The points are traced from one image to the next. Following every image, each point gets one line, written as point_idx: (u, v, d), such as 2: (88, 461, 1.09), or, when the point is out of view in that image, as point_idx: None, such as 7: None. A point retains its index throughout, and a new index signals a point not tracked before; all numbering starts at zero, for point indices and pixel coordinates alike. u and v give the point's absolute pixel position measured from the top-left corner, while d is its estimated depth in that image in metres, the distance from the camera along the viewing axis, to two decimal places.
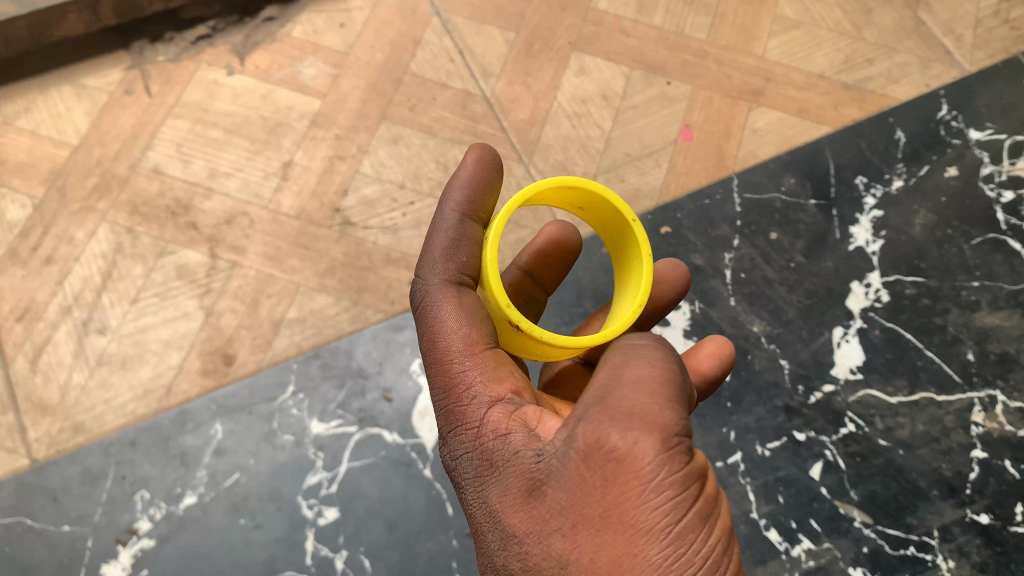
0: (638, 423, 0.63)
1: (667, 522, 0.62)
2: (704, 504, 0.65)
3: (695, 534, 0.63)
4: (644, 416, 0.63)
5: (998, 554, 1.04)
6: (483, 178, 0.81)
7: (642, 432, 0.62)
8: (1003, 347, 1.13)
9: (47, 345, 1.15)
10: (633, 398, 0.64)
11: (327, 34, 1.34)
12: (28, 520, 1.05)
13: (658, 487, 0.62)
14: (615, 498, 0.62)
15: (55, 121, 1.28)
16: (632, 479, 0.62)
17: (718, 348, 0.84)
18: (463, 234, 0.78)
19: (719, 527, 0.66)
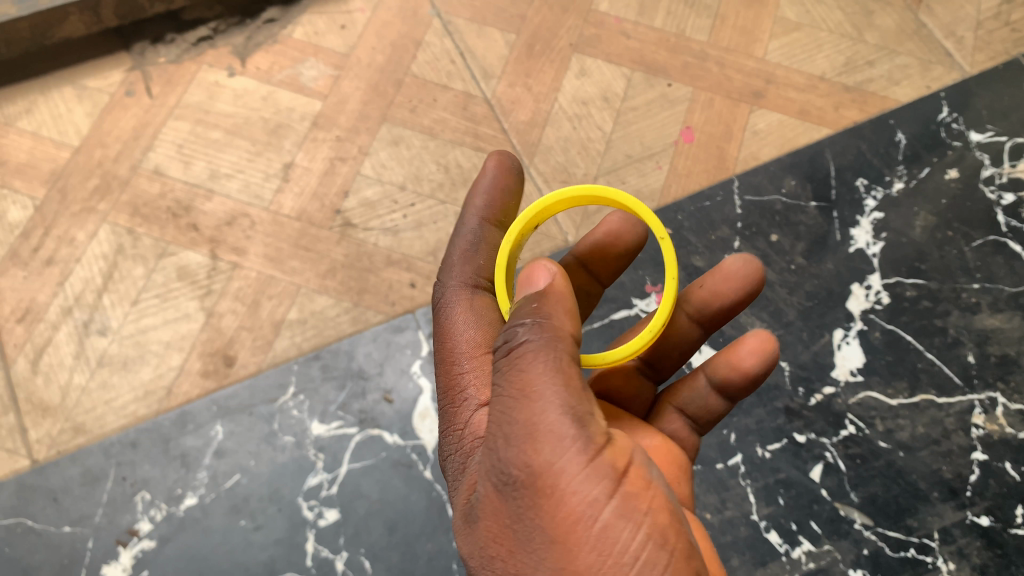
0: (537, 432, 0.62)
1: (589, 525, 0.61)
2: (632, 492, 0.62)
3: (623, 528, 0.61)
4: (541, 419, 0.62)
5: (998, 556, 1.04)
6: (503, 183, 0.86)
7: (544, 443, 0.61)
8: (1003, 349, 1.14)
9: (48, 346, 1.15)
10: (530, 395, 0.63)
11: (328, 36, 1.34)
12: (28, 521, 1.05)
13: (574, 492, 0.61)
14: (536, 513, 0.62)
15: (56, 122, 1.28)
16: (546, 490, 0.61)
17: (761, 343, 0.84)
18: (480, 239, 0.84)
19: (660, 512, 0.62)
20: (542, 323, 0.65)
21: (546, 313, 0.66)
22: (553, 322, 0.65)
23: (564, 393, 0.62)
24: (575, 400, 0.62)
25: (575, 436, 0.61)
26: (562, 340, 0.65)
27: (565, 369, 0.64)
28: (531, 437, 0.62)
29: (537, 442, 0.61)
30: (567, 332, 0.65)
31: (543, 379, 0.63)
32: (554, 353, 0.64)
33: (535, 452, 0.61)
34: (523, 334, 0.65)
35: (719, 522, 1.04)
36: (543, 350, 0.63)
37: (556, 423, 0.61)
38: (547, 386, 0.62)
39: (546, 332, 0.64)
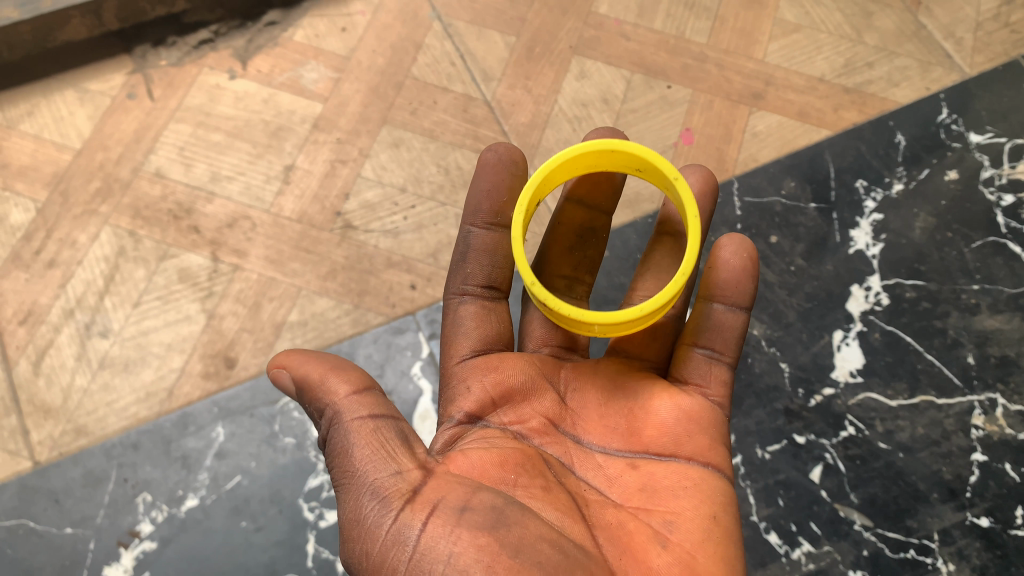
0: (351, 519, 0.71)
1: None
2: (431, 545, 0.66)
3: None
4: (351, 504, 0.71)
5: (998, 557, 1.04)
6: (494, 185, 0.89)
7: (353, 529, 0.70)
8: (1003, 350, 1.14)
9: (50, 348, 1.15)
10: (346, 482, 0.73)
11: (329, 39, 1.34)
12: (30, 523, 1.05)
13: (384, 561, 0.68)
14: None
15: (58, 125, 1.29)
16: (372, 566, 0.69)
17: (735, 238, 0.90)
18: (467, 244, 0.89)
19: (464, 550, 0.65)
20: (328, 411, 0.75)
21: (308, 393, 0.77)
22: (326, 405, 0.75)
23: (364, 470, 0.71)
24: (369, 473, 0.71)
25: (373, 512, 0.69)
26: (342, 414, 0.74)
27: (360, 442, 0.72)
28: (348, 524, 0.71)
29: (352, 527, 0.71)
30: (343, 403, 0.74)
31: (350, 463, 0.72)
32: (346, 435, 0.73)
33: (352, 539, 0.70)
34: (327, 428, 0.76)
35: None
36: (341, 437, 0.73)
37: (359, 500, 0.71)
38: (353, 468, 0.72)
39: (332, 417, 0.75)
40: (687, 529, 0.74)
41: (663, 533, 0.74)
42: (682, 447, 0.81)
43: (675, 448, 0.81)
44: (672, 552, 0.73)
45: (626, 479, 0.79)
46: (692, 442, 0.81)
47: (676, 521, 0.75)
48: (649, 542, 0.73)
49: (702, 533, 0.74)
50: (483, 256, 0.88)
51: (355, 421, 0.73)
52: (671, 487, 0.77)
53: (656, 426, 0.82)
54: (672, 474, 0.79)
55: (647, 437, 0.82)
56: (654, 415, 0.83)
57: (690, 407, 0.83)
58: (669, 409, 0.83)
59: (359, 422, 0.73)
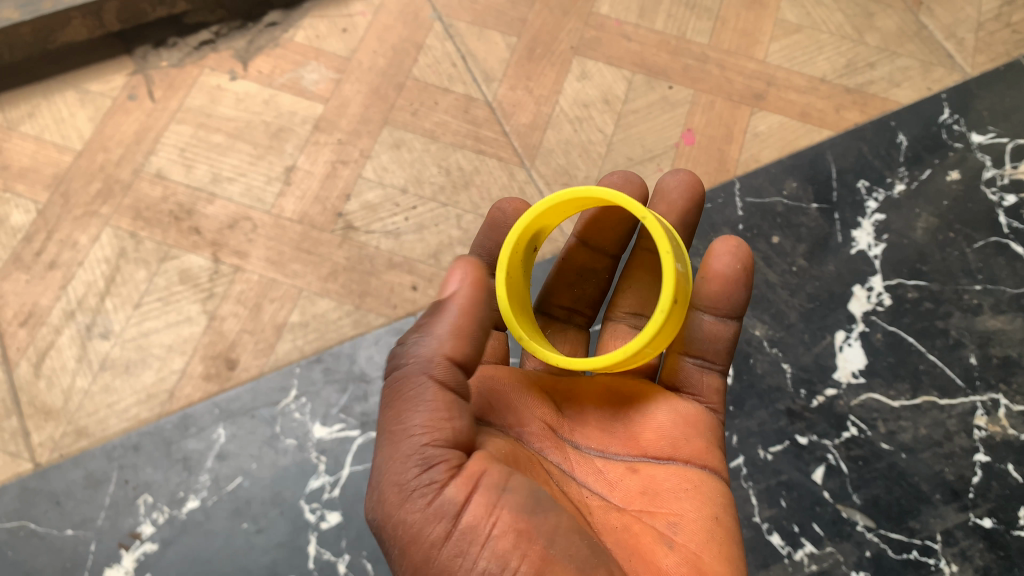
0: (392, 474, 0.68)
1: (432, 564, 0.66)
2: (470, 526, 0.65)
3: (463, 564, 0.65)
4: (398, 457, 0.68)
5: (1001, 558, 1.03)
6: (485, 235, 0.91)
7: (394, 488, 0.67)
8: (1005, 351, 1.13)
9: (51, 350, 1.15)
10: (395, 435, 0.69)
11: (330, 40, 1.34)
12: (31, 525, 1.05)
13: (420, 529, 0.66)
14: (396, 555, 0.68)
15: (58, 126, 1.28)
16: (402, 532, 0.67)
17: (729, 247, 0.89)
18: None
19: (502, 537, 0.65)
20: (421, 357, 0.71)
21: (420, 329, 0.73)
22: (426, 350, 0.71)
23: (422, 430, 0.68)
24: (427, 438, 0.68)
25: (419, 478, 0.67)
26: (430, 368, 0.71)
27: (428, 403, 0.69)
28: (386, 479, 0.69)
29: (390, 483, 0.68)
30: (438, 360, 0.71)
31: (409, 419, 0.69)
32: (421, 391, 0.69)
33: (388, 495, 0.68)
34: (402, 368, 0.72)
35: None
36: (414, 389, 0.70)
37: (405, 460, 0.68)
38: (410, 425, 0.69)
39: (419, 360, 0.71)
40: (691, 530, 0.74)
41: (668, 536, 0.74)
42: (679, 450, 0.81)
43: (674, 451, 0.81)
44: (678, 553, 0.73)
45: (628, 482, 0.78)
46: (689, 446, 0.81)
47: (679, 524, 0.75)
48: (656, 544, 0.73)
49: (707, 534, 0.74)
50: None
51: (433, 382, 0.70)
52: (673, 490, 0.77)
53: (654, 431, 0.82)
54: (673, 477, 0.78)
55: (646, 441, 0.82)
56: (651, 420, 0.83)
57: (685, 411, 0.84)
58: (665, 416, 0.83)
59: (435, 383, 0.70)
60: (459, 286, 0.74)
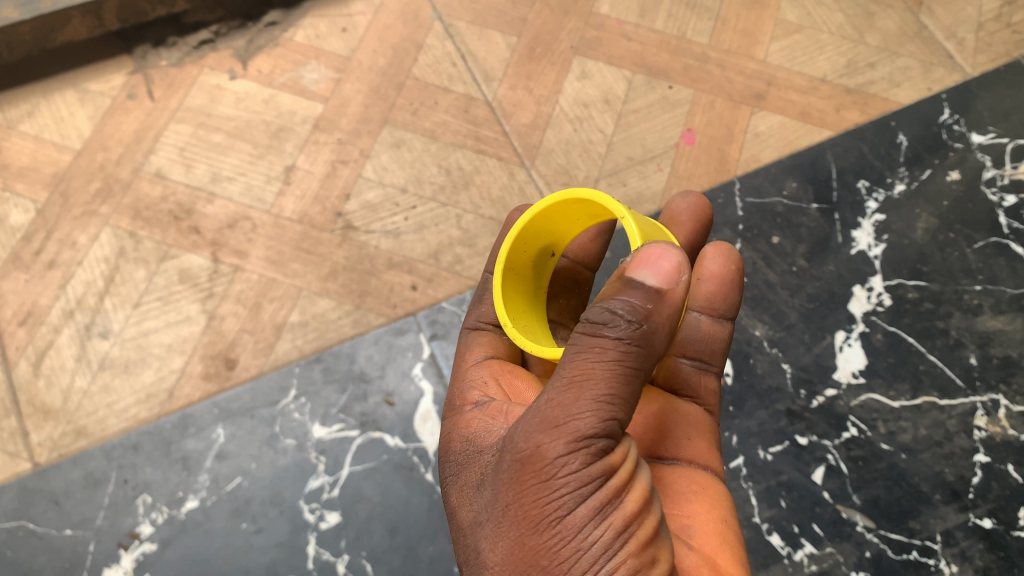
0: (561, 417, 0.62)
1: (561, 515, 0.62)
2: (616, 497, 0.63)
3: (591, 527, 0.62)
4: (578, 408, 0.62)
5: (1001, 559, 1.03)
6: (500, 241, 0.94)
7: (553, 434, 0.62)
8: (1006, 351, 1.13)
9: (50, 349, 1.15)
10: (580, 380, 0.63)
11: (330, 39, 1.34)
12: (30, 525, 1.05)
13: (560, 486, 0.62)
14: (524, 491, 0.63)
15: (58, 125, 1.28)
16: (546, 476, 0.62)
17: (722, 249, 0.90)
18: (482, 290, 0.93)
19: (634, 516, 0.63)
20: (626, 318, 0.64)
21: (641, 294, 0.65)
22: (640, 314, 0.64)
23: (609, 396, 0.63)
24: (617, 407, 0.63)
25: (592, 439, 0.62)
26: (648, 343, 0.64)
27: (623, 370, 0.63)
28: (553, 418, 0.62)
29: (562, 431, 0.62)
30: (651, 334, 0.64)
31: (599, 376, 0.63)
32: (629, 357, 0.63)
33: (551, 435, 0.62)
34: (611, 322, 0.64)
35: None
36: (618, 350, 0.63)
37: (586, 416, 0.62)
38: (600, 383, 0.63)
39: (636, 328, 0.64)
40: (706, 532, 0.74)
41: (685, 538, 0.73)
42: (683, 451, 0.82)
43: (678, 452, 0.81)
44: (698, 553, 0.72)
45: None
46: (692, 446, 0.82)
47: (694, 526, 0.74)
48: (675, 544, 0.72)
49: (721, 537, 0.74)
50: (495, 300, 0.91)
51: (643, 365, 0.64)
52: (683, 491, 0.77)
53: (658, 432, 0.83)
54: (681, 479, 0.79)
55: (651, 442, 0.82)
56: (656, 421, 0.84)
57: (686, 412, 0.86)
58: (670, 416, 0.84)
59: (643, 360, 0.64)
60: (681, 264, 0.66)
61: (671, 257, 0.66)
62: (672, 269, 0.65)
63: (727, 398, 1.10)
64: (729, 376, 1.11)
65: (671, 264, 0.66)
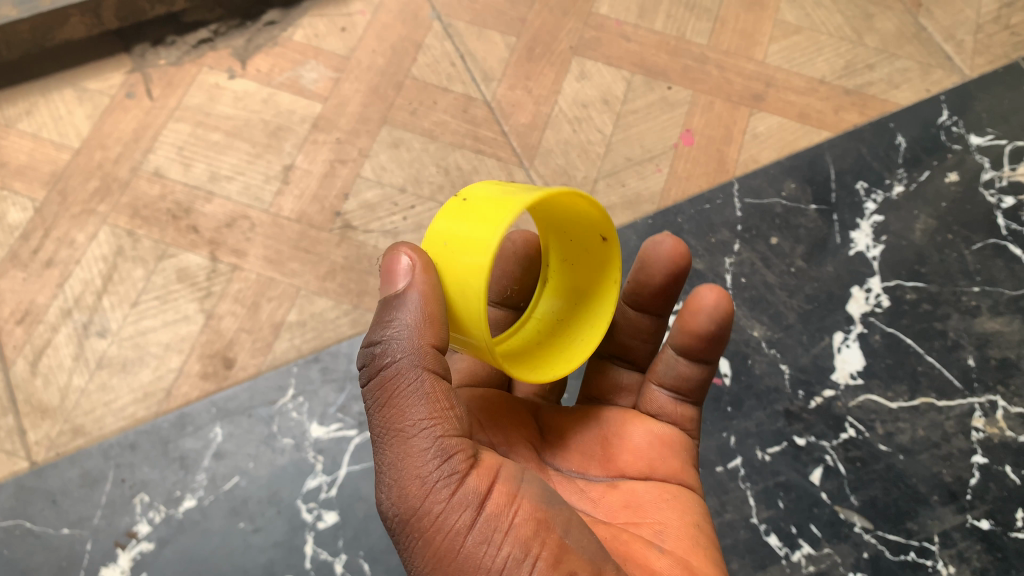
0: (405, 471, 0.65)
1: (452, 554, 0.64)
2: (493, 515, 0.65)
3: (486, 552, 0.64)
4: (408, 456, 0.65)
5: (998, 560, 1.03)
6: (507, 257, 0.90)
7: (411, 487, 0.65)
8: (1003, 352, 1.13)
9: (47, 348, 1.15)
10: (397, 434, 0.66)
11: (329, 39, 1.34)
12: (27, 523, 1.05)
13: (444, 527, 0.64)
14: (414, 552, 0.65)
15: (56, 124, 1.28)
16: (420, 528, 0.65)
17: (710, 302, 0.83)
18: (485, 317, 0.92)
19: (523, 524, 0.65)
20: (401, 353, 0.67)
21: (396, 314, 0.68)
22: (408, 335, 0.68)
23: (426, 425, 0.66)
24: (436, 431, 0.66)
25: (435, 473, 0.65)
26: (420, 357, 0.67)
27: (428, 397, 0.66)
28: (392, 479, 0.66)
29: (406, 481, 0.65)
30: (424, 355, 0.68)
31: (406, 416, 0.66)
32: (423, 385, 0.67)
33: (405, 492, 0.65)
34: (385, 361, 0.68)
35: (719, 525, 1.04)
36: (406, 384, 0.67)
37: (419, 456, 0.65)
38: (413, 423, 0.66)
39: (402, 350, 0.67)
40: (677, 536, 0.75)
41: (656, 542, 0.74)
42: (657, 469, 0.81)
43: (652, 470, 0.81)
44: (670, 556, 0.72)
45: (610, 499, 0.78)
46: (665, 465, 0.81)
47: (666, 531, 0.75)
48: (647, 549, 0.72)
49: (691, 540, 0.75)
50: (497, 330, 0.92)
51: (430, 373, 0.67)
52: (655, 503, 0.78)
53: (632, 451, 0.82)
54: (653, 492, 0.79)
55: (624, 461, 0.81)
56: (628, 440, 0.83)
57: (662, 431, 0.84)
58: (641, 435, 0.83)
59: (431, 379, 0.67)
60: (412, 263, 0.70)
61: (388, 266, 0.70)
62: (404, 271, 0.69)
63: (726, 398, 1.10)
64: (728, 376, 1.11)
65: (401, 268, 0.69)
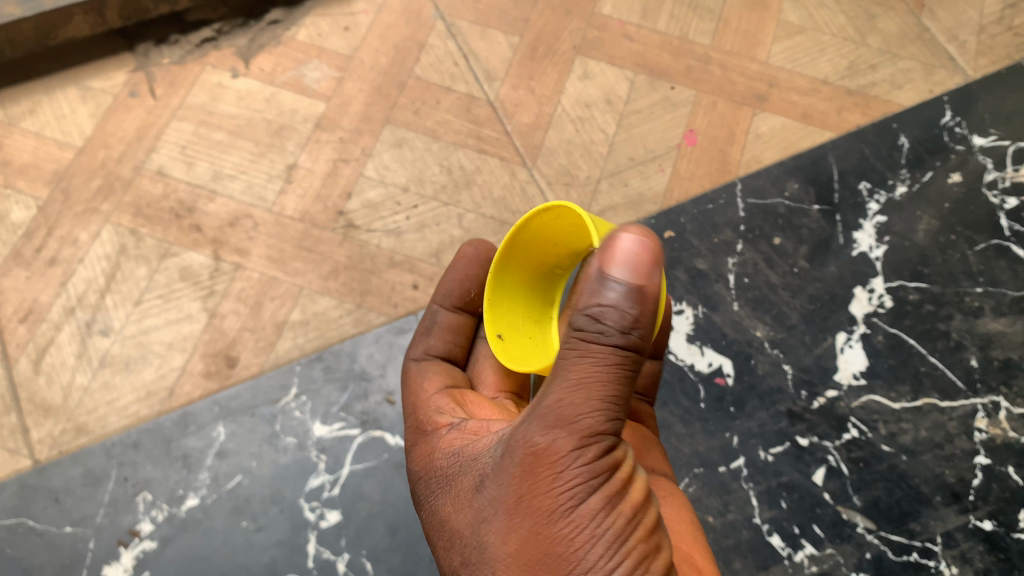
0: (566, 423, 0.63)
1: (562, 508, 0.63)
2: (614, 491, 0.64)
3: (597, 521, 0.63)
4: (579, 413, 0.63)
5: (1001, 561, 1.03)
6: (468, 274, 0.98)
7: (562, 436, 0.63)
8: (1006, 353, 1.13)
9: (51, 346, 1.15)
10: (576, 389, 0.63)
11: (332, 38, 1.34)
12: (29, 522, 1.05)
13: (569, 482, 0.63)
14: (529, 491, 0.64)
15: (60, 122, 1.28)
16: (546, 473, 0.63)
17: None
18: (432, 322, 0.98)
19: (633, 509, 0.65)
20: (612, 329, 0.63)
21: (614, 294, 0.62)
22: (625, 318, 0.63)
23: (605, 400, 0.63)
24: (609, 406, 0.63)
25: (593, 440, 0.63)
26: (628, 346, 0.63)
27: (620, 379, 0.63)
28: (552, 421, 0.63)
29: (561, 432, 0.63)
30: (636, 341, 0.63)
31: (594, 384, 0.63)
32: (622, 366, 0.63)
33: (553, 439, 0.63)
34: (596, 331, 0.63)
35: (721, 525, 1.04)
36: (607, 358, 0.63)
37: (588, 420, 0.63)
38: (596, 393, 0.63)
39: (612, 330, 0.63)
40: (678, 534, 0.79)
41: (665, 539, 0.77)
42: None
43: None
44: (678, 553, 0.76)
45: None
46: None
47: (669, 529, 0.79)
48: None
49: (691, 538, 0.80)
50: (446, 331, 0.98)
51: (630, 363, 0.64)
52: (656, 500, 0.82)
53: None
54: None
55: None
56: None
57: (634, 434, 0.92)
58: None
59: (627, 364, 0.64)
60: (642, 250, 0.63)
61: (624, 239, 0.63)
62: (630, 258, 0.62)
63: (729, 398, 1.10)
64: (729, 377, 1.11)
65: (630, 255, 0.63)
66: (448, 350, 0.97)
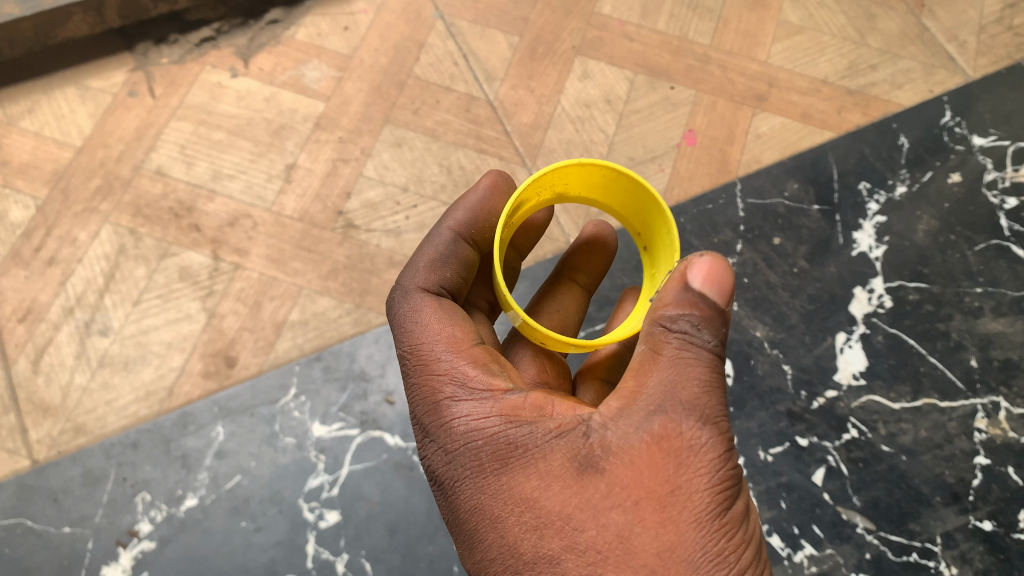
0: (705, 415, 0.65)
1: (706, 502, 0.63)
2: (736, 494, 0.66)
3: (731, 519, 0.64)
4: (713, 407, 0.65)
5: (1001, 561, 1.03)
6: (491, 204, 0.83)
7: (706, 428, 0.64)
8: (1006, 353, 1.13)
9: (49, 346, 1.15)
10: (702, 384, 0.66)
11: (332, 38, 1.34)
12: (28, 522, 1.05)
13: (710, 476, 0.64)
14: (674, 479, 0.63)
15: (59, 121, 1.28)
16: (693, 463, 0.63)
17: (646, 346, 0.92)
18: (452, 253, 0.80)
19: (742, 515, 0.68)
20: (717, 332, 0.67)
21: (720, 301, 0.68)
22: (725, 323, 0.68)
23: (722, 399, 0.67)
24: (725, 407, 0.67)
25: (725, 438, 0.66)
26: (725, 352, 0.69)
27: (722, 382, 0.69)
28: (704, 419, 0.64)
29: (705, 424, 0.64)
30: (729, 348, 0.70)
31: (715, 380, 0.67)
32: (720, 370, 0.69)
33: (702, 430, 0.64)
34: (704, 332, 0.67)
35: None
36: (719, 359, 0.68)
37: (720, 416, 0.66)
38: (717, 390, 0.67)
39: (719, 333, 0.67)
40: None
41: None
42: None
43: None
44: None
45: None
46: None
47: None
48: None
49: None
50: (465, 268, 0.81)
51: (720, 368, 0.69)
52: None
53: None
54: None
55: None
56: None
57: None
58: None
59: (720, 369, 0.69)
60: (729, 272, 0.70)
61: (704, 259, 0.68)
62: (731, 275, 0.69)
63: (729, 399, 1.10)
64: (729, 376, 1.11)
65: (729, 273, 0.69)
66: (441, 286, 0.79)
